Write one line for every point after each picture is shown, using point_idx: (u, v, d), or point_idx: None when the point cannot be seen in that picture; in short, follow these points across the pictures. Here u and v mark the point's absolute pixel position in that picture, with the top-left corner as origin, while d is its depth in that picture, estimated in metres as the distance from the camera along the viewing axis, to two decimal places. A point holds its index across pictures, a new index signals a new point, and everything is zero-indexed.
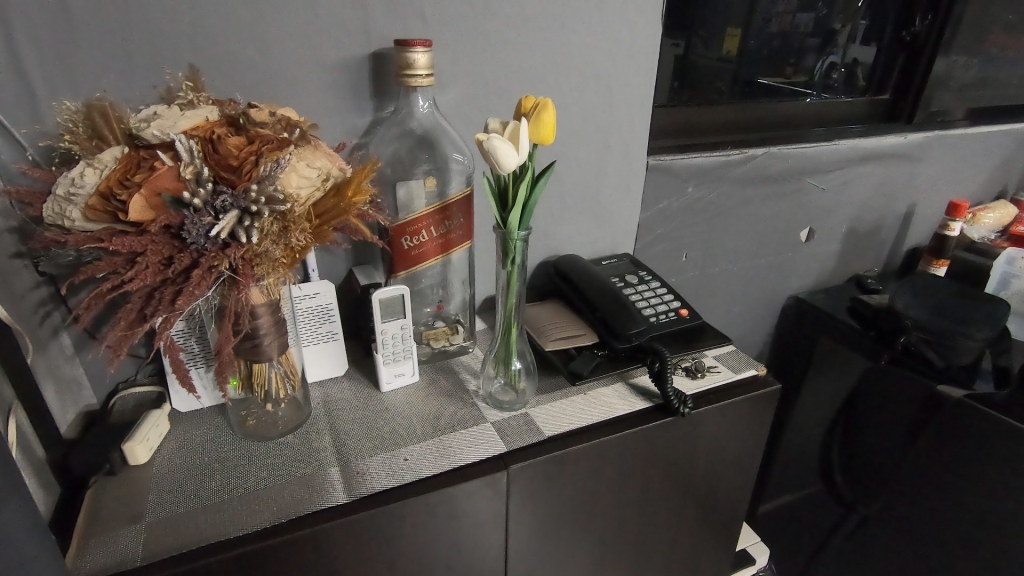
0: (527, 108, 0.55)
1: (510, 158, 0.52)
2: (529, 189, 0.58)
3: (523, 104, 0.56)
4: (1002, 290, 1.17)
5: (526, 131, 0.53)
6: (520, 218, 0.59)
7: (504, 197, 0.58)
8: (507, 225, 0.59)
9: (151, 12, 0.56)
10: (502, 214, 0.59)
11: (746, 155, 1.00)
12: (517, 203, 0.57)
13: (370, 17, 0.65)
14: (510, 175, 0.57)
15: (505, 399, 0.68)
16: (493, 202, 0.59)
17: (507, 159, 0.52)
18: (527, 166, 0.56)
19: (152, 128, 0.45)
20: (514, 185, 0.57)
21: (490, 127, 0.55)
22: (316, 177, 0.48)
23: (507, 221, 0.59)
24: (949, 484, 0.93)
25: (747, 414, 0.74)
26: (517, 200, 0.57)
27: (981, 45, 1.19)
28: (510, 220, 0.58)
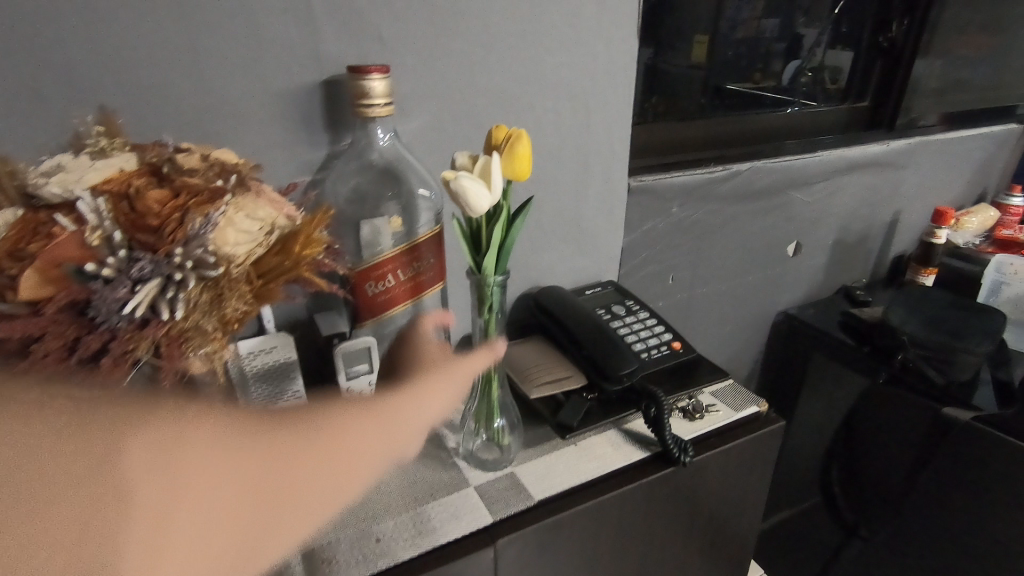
0: (498, 141, 0.49)
1: (483, 200, 0.46)
2: (504, 229, 0.52)
3: (494, 135, 0.50)
4: (992, 297, 1.13)
5: (498, 167, 0.47)
6: (497, 262, 0.52)
7: (476, 238, 0.52)
8: (482, 270, 0.52)
9: (52, 48, 0.49)
10: (475, 257, 0.53)
11: (730, 170, 0.95)
12: (491, 247, 0.51)
13: (319, 42, 0.58)
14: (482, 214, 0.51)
15: (484, 455, 0.62)
16: (464, 244, 0.52)
17: (478, 203, 0.46)
18: (502, 205, 0.50)
19: (52, 185, 0.39)
20: (487, 227, 0.51)
21: (459, 163, 0.49)
22: (257, 231, 0.41)
23: (481, 265, 0.52)
24: (959, 509, 0.89)
25: (751, 455, 0.68)
26: (492, 242, 0.51)
27: (956, 48, 1.17)
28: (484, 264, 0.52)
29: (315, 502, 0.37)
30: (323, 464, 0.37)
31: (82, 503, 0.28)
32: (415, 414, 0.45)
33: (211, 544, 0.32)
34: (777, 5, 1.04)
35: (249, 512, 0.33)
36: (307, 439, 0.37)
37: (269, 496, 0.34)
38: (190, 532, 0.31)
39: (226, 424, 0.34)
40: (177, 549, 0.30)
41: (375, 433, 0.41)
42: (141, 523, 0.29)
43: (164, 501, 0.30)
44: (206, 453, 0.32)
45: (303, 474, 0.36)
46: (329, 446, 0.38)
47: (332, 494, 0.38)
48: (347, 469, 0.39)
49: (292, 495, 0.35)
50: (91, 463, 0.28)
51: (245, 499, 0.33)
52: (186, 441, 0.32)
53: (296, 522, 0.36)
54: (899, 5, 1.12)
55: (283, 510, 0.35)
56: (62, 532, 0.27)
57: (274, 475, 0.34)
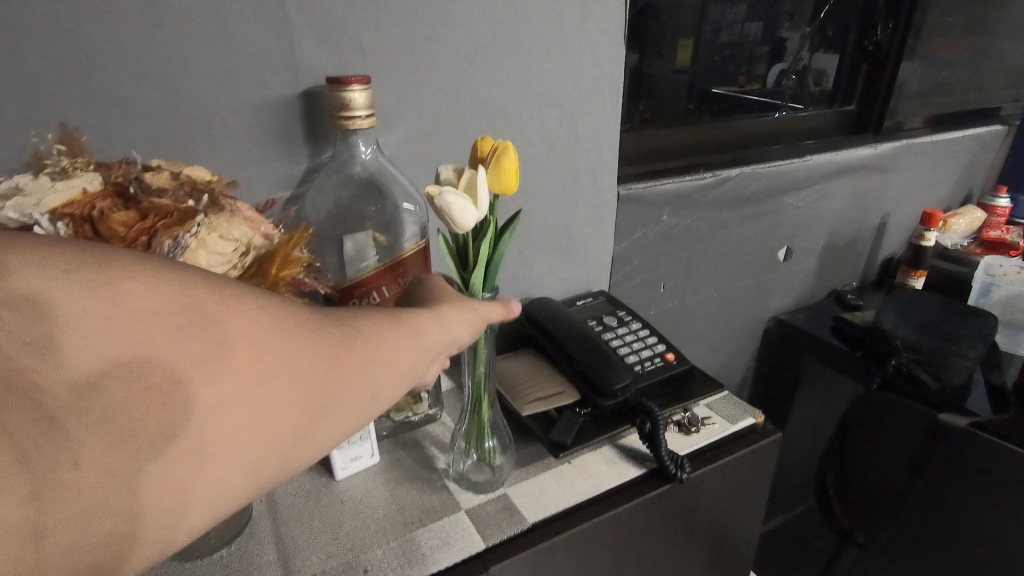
0: (483, 155, 0.48)
1: (470, 216, 0.44)
2: (492, 245, 0.50)
3: (479, 147, 0.48)
4: (982, 298, 1.12)
5: (485, 180, 0.45)
6: (485, 279, 0.50)
7: (463, 255, 0.50)
8: (470, 286, 0.50)
9: (9, 63, 0.46)
10: (461, 274, 0.50)
11: (720, 177, 0.95)
12: (480, 262, 0.48)
13: (297, 53, 0.56)
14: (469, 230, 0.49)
15: (477, 478, 0.59)
16: (451, 259, 0.50)
17: (465, 217, 0.43)
18: (488, 220, 0.48)
19: (8, 210, 0.36)
20: (474, 242, 0.49)
21: (443, 176, 0.47)
22: (230, 252, 0.41)
23: (469, 282, 0.50)
24: (956, 514, 0.89)
25: (749, 469, 0.67)
26: (480, 258, 0.49)
27: (940, 51, 1.18)
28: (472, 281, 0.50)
29: (360, 407, 0.29)
30: (360, 367, 0.28)
31: (144, 351, 0.22)
32: (462, 322, 0.39)
33: (259, 431, 0.25)
34: (759, 9, 1.03)
35: (291, 400, 0.26)
36: (328, 336, 0.28)
37: (302, 394, 0.26)
38: (244, 411, 0.24)
39: (250, 297, 0.26)
40: (232, 429, 0.24)
41: (412, 341, 0.32)
42: (194, 385, 0.23)
43: (214, 368, 0.23)
44: (242, 322, 0.25)
45: (345, 372, 0.28)
46: (365, 355, 0.29)
47: (373, 406, 0.30)
48: (377, 383, 0.29)
49: (337, 395, 0.27)
50: (147, 310, 0.23)
51: (293, 391, 0.26)
52: (215, 310, 0.24)
53: (334, 429, 0.28)
54: (884, 9, 1.12)
55: (316, 415, 0.27)
56: (127, 377, 0.22)
57: (301, 372, 0.26)
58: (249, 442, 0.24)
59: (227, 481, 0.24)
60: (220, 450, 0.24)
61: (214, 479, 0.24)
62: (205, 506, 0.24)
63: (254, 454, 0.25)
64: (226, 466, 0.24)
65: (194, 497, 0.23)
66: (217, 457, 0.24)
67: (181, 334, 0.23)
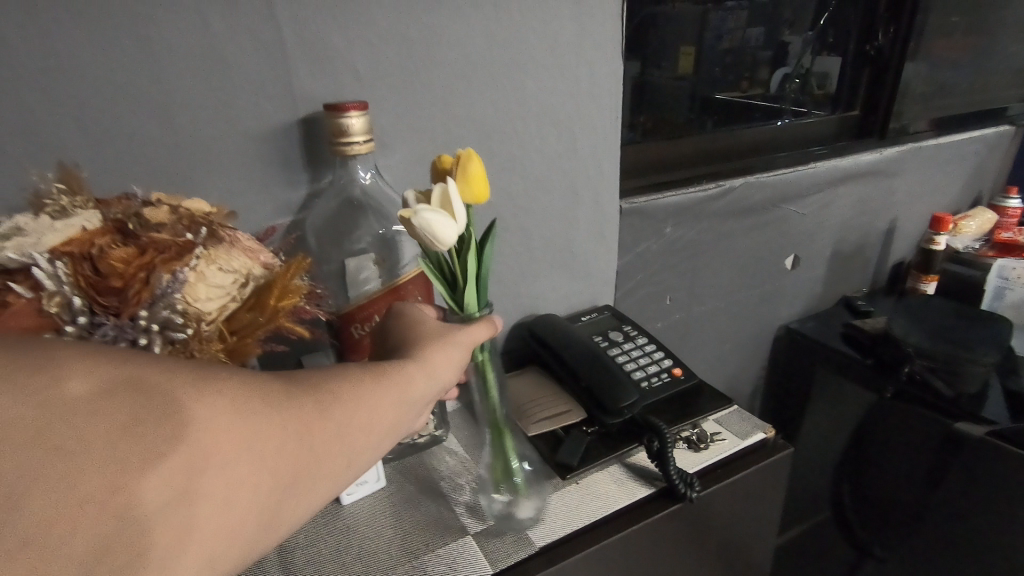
0: (445, 167, 0.48)
1: (449, 231, 0.43)
2: (476, 259, 0.49)
3: (442, 165, 0.48)
4: (996, 303, 1.11)
5: (457, 192, 0.45)
6: (476, 295, 0.50)
7: (449, 276, 0.50)
8: (463, 307, 0.50)
9: (9, 103, 0.47)
10: (452, 296, 0.50)
11: (723, 187, 0.94)
12: (468, 280, 0.49)
13: (294, 80, 0.56)
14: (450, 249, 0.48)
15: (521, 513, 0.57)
16: (438, 282, 0.50)
17: (446, 232, 0.43)
18: (468, 234, 0.48)
19: (6, 250, 0.36)
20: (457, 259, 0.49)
21: (412, 199, 0.47)
22: (229, 284, 0.41)
23: (462, 302, 0.50)
24: (975, 527, 0.86)
25: (759, 486, 0.66)
26: (468, 275, 0.49)
27: (943, 51, 1.17)
28: (464, 300, 0.50)
29: (338, 470, 0.32)
30: (342, 431, 0.32)
31: (150, 429, 0.24)
32: (448, 365, 0.42)
33: (236, 508, 0.27)
34: (761, 14, 1.03)
35: (277, 469, 0.28)
36: (313, 403, 0.31)
37: (287, 461, 0.29)
38: (235, 483, 0.26)
39: (232, 378, 0.28)
40: (225, 502, 0.26)
41: (394, 396, 0.36)
42: (195, 465, 0.25)
43: (212, 441, 0.26)
44: (236, 398, 0.27)
45: (328, 438, 0.31)
46: (348, 418, 0.32)
47: (349, 469, 0.33)
48: (353, 444, 0.32)
49: (319, 460, 0.30)
50: (149, 389, 0.25)
51: (281, 460, 0.28)
52: (199, 397, 0.26)
53: (314, 493, 0.31)
54: (884, 13, 1.11)
55: (298, 481, 0.30)
56: (131, 458, 0.23)
57: (288, 441, 0.29)
58: (225, 516, 0.26)
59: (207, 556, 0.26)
60: (213, 521, 0.26)
61: (206, 549, 0.26)
62: None
63: (244, 522, 0.27)
64: (216, 537, 0.26)
65: (184, 567, 0.24)
66: (210, 529, 0.26)
67: (183, 409, 0.25)
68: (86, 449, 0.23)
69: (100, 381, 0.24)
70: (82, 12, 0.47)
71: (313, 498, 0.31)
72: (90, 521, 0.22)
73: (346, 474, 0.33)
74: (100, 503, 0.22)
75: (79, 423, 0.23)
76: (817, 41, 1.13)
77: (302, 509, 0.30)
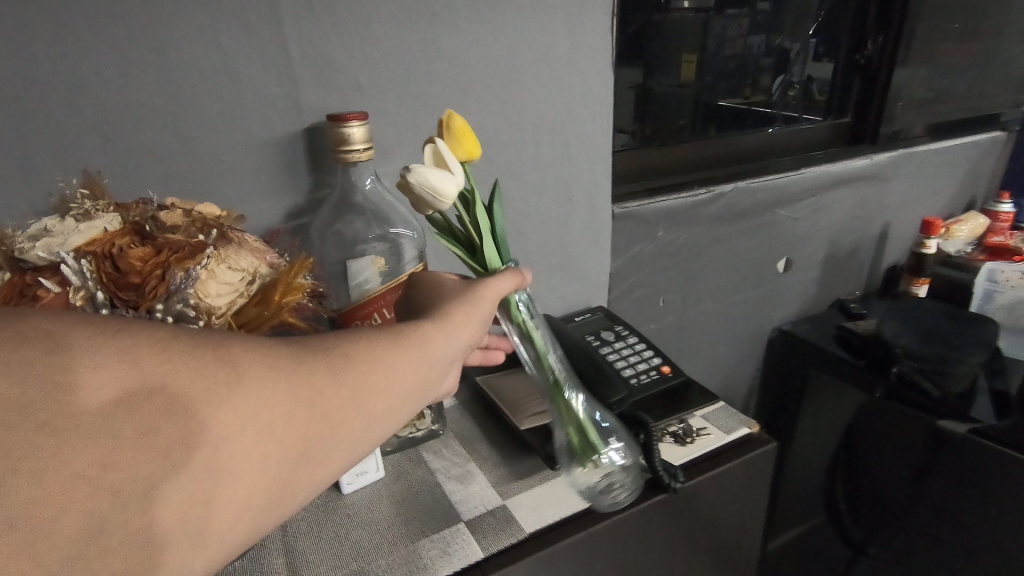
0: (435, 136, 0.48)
1: (450, 183, 0.44)
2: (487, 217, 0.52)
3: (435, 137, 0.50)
4: (985, 305, 1.13)
5: (449, 151, 0.46)
6: (496, 252, 0.53)
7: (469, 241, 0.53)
8: (487, 266, 0.52)
9: (38, 115, 0.51)
10: (474, 261, 0.53)
11: (714, 193, 0.97)
12: (483, 236, 0.51)
13: (300, 92, 0.60)
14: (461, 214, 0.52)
15: (614, 493, 0.61)
16: (458, 250, 0.53)
17: (446, 186, 0.43)
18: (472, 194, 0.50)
19: (37, 249, 0.40)
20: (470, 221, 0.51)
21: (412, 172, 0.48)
22: (237, 281, 0.44)
23: (484, 262, 0.52)
24: (962, 523, 0.88)
25: (744, 479, 0.68)
26: (482, 232, 0.51)
27: (934, 59, 1.20)
28: (486, 259, 0.52)
29: (352, 436, 0.35)
30: (352, 401, 0.34)
31: (161, 411, 0.27)
32: (466, 322, 0.45)
33: (257, 470, 0.30)
34: (761, 21, 1.06)
35: (287, 440, 0.31)
36: (323, 374, 0.33)
37: (296, 433, 0.32)
38: (245, 455, 0.30)
39: (241, 356, 0.30)
40: (235, 472, 0.29)
41: (406, 366, 0.38)
42: (202, 440, 0.28)
43: (220, 419, 0.28)
44: (245, 376, 0.30)
45: (337, 409, 0.34)
46: (357, 389, 0.35)
47: (364, 434, 0.36)
48: (368, 408, 0.35)
49: (330, 429, 0.34)
50: (162, 371, 0.27)
51: (290, 431, 0.31)
52: (208, 377, 0.28)
53: (329, 457, 0.34)
54: (874, 22, 1.14)
55: (311, 449, 0.33)
56: (141, 439, 0.26)
57: (300, 411, 0.32)
58: (249, 476, 0.30)
59: (235, 513, 0.30)
60: (226, 488, 0.29)
61: (221, 512, 0.29)
62: (216, 532, 0.29)
63: (257, 487, 0.30)
64: (231, 500, 0.29)
65: (211, 524, 0.29)
66: (223, 496, 0.29)
67: (190, 391, 0.28)
68: (97, 434, 0.25)
69: (106, 368, 0.26)
70: (106, 31, 0.51)
71: (329, 462, 0.34)
72: (99, 497, 0.25)
73: (361, 439, 0.36)
74: (108, 481, 0.25)
75: (94, 406, 0.25)
76: (816, 48, 1.16)
77: (318, 473, 0.34)
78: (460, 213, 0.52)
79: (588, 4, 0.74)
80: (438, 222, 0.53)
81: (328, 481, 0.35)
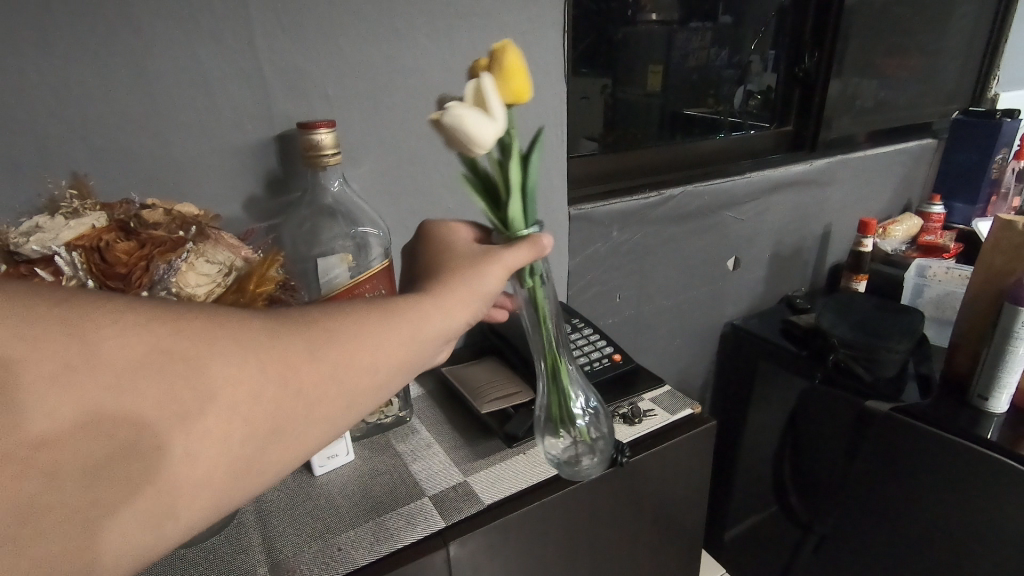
0: (479, 68, 0.41)
1: (485, 129, 0.37)
2: (521, 169, 0.45)
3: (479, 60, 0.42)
4: (916, 298, 1.21)
5: (494, 88, 0.38)
6: (522, 211, 0.47)
7: (494, 194, 0.47)
8: (510, 225, 0.48)
9: (27, 122, 0.55)
10: (498, 216, 0.48)
11: (664, 196, 1.04)
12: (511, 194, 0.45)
13: (273, 101, 0.65)
14: (491, 157, 0.45)
15: (585, 463, 0.63)
16: (481, 201, 0.47)
17: (482, 132, 0.37)
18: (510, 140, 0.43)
19: (31, 243, 0.44)
20: (501, 169, 0.45)
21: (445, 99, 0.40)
22: (215, 272, 0.49)
23: (508, 220, 0.48)
24: (892, 494, 0.96)
25: (687, 454, 0.75)
26: (511, 188, 0.45)
27: (868, 72, 1.30)
28: (509, 216, 0.47)
29: (324, 413, 0.38)
30: (326, 378, 0.37)
31: (106, 392, 0.29)
32: (469, 299, 0.46)
33: (224, 444, 0.33)
34: (721, 34, 1.14)
35: (252, 419, 0.34)
36: (301, 349, 0.37)
37: (263, 410, 0.35)
38: (206, 432, 0.32)
39: (204, 335, 0.33)
40: (195, 449, 0.32)
41: (386, 344, 0.41)
42: (153, 420, 0.31)
43: (176, 396, 0.31)
44: (206, 356, 0.33)
45: (309, 386, 0.37)
46: (332, 365, 0.38)
47: (339, 410, 0.39)
48: (345, 384, 0.39)
49: (303, 405, 0.37)
50: (112, 354, 0.30)
51: (256, 410, 0.34)
52: (166, 355, 0.32)
53: (304, 431, 0.38)
54: (812, 39, 1.23)
55: (281, 426, 0.36)
56: (83, 418, 0.29)
57: (271, 386, 0.35)
58: (215, 449, 0.33)
59: (200, 485, 0.33)
60: (185, 465, 0.32)
61: (178, 488, 0.32)
62: (179, 501, 0.32)
63: (222, 463, 0.34)
64: (191, 475, 0.32)
65: (170, 497, 0.32)
66: (180, 472, 0.32)
67: (141, 373, 0.31)
68: (35, 415, 0.28)
69: (47, 352, 0.29)
70: (92, 47, 0.55)
71: (301, 437, 0.38)
72: (33, 475, 0.28)
73: (338, 415, 0.39)
74: (42, 460, 0.28)
75: (37, 380, 0.28)
76: (772, 60, 1.25)
77: (290, 448, 0.37)
78: (491, 157, 0.44)
79: (540, 23, 0.80)
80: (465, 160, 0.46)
81: (302, 455, 0.38)
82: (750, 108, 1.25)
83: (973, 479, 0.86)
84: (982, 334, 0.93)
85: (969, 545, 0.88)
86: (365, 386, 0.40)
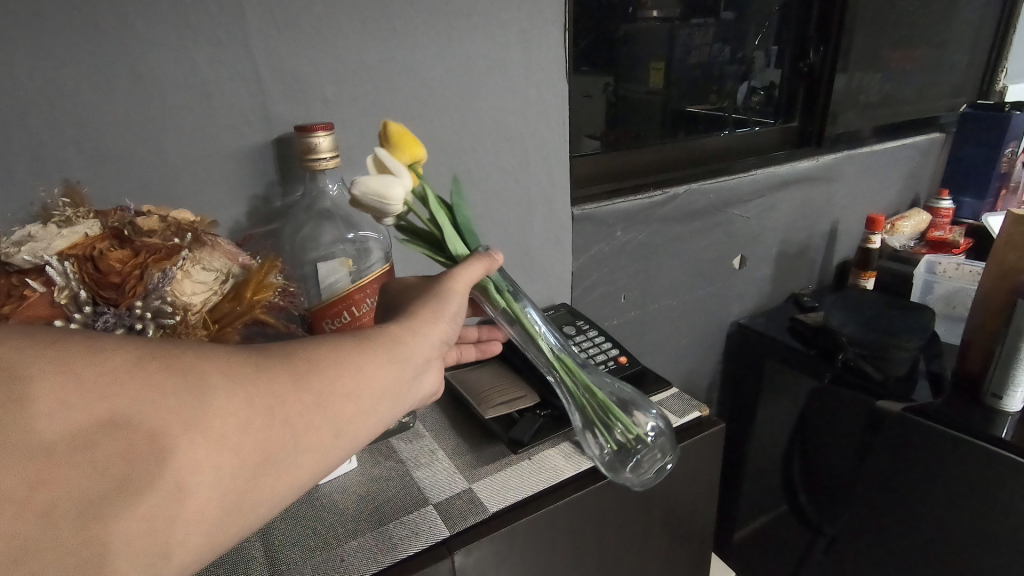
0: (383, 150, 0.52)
1: (393, 187, 0.47)
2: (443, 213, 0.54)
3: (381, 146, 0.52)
4: (926, 295, 1.19)
5: (390, 157, 0.49)
6: (461, 245, 0.55)
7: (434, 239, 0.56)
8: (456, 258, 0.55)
9: (19, 129, 0.54)
10: (444, 256, 0.56)
11: (668, 194, 1.02)
12: (445, 235, 0.54)
13: (270, 103, 0.64)
14: (420, 214, 0.54)
15: (646, 469, 0.67)
16: (425, 250, 0.56)
17: (390, 190, 0.46)
18: (425, 192, 0.53)
19: (22, 253, 0.43)
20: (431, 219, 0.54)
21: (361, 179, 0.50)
22: (211, 280, 0.48)
23: (452, 256, 0.56)
24: (905, 495, 0.94)
25: (697, 458, 0.73)
26: (442, 229, 0.54)
27: (874, 66, 1.28)
28: (453, 253, 0.55)
29: (315, 441, 0.37)
30: (312, 406, 0.37)
31: (100, 426, 0.29)
32: (435, 318, 0.49)
33: (215, 480, 0.32)
34: (724, 30, 1.12)
35: (243, 451, 0.33)
36: (286, 380, 0.36)
37: (253, 442, 0.34)
38: (197, 466, 0.31)
39: (192, 367, 0.32)
40: (185, 484, 0.31)
41: (368, 369, 0.41)
42: (146, 454, 0.29)
43: (168, 431, 0.30)
44: (197, 387, 0.32)
45: (297, 415, 0.36)
46: (318, 394, 0.37)
47: (330, 440, 0.38)
48: (333, 411, 0.38)
49: (293, 436, 0.36)
50: (106, 388, 0.29)
51: (246, 443, 0.33)
52: (159, 389, 0.31)
53: (295, 463, 0.36)
54: (817, 33, 1.22)
55: (270, 458, 0.35)
56: (78, 454, 0.28)
57: (258, 417, 0.34)
58: (208, 486, 0.32)
59: (192, 526, 0.31)
60: (179, 501, 0.31)
61: (171, 526, 0.30)
62: (173, 544, 0.31)
63: (212, 499, 0.32)
64: (186, 513, 0.31)
65: (164, 540, 0.30)
66: (172, 510, 0.30)
67: (133, 406, 0.30)
68: (32, 454, 0.27)
69: (42, 387, 0.28)
70: (84, 52, 0.54)
71: (291, 471, 0.36)
72: (29, 518, 0.26)
73: (328, 443, 0.38)
74: (38, 500, 0.27)
75: (35, 419, 0.27)
76: (774, 55, 1.23)
77: (281, 481, 0.36)
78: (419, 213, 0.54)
79: (540, 21, 0.79)
80: (405, 228, 0.56)
81: (293, 487, 0.37)
82: (754, 104, 1.24)
83: (988, 476, 0.84)
84: (995, 330, 0.91)
85: (985, 547, 0.86)
86: (354, 412, 0.39)
